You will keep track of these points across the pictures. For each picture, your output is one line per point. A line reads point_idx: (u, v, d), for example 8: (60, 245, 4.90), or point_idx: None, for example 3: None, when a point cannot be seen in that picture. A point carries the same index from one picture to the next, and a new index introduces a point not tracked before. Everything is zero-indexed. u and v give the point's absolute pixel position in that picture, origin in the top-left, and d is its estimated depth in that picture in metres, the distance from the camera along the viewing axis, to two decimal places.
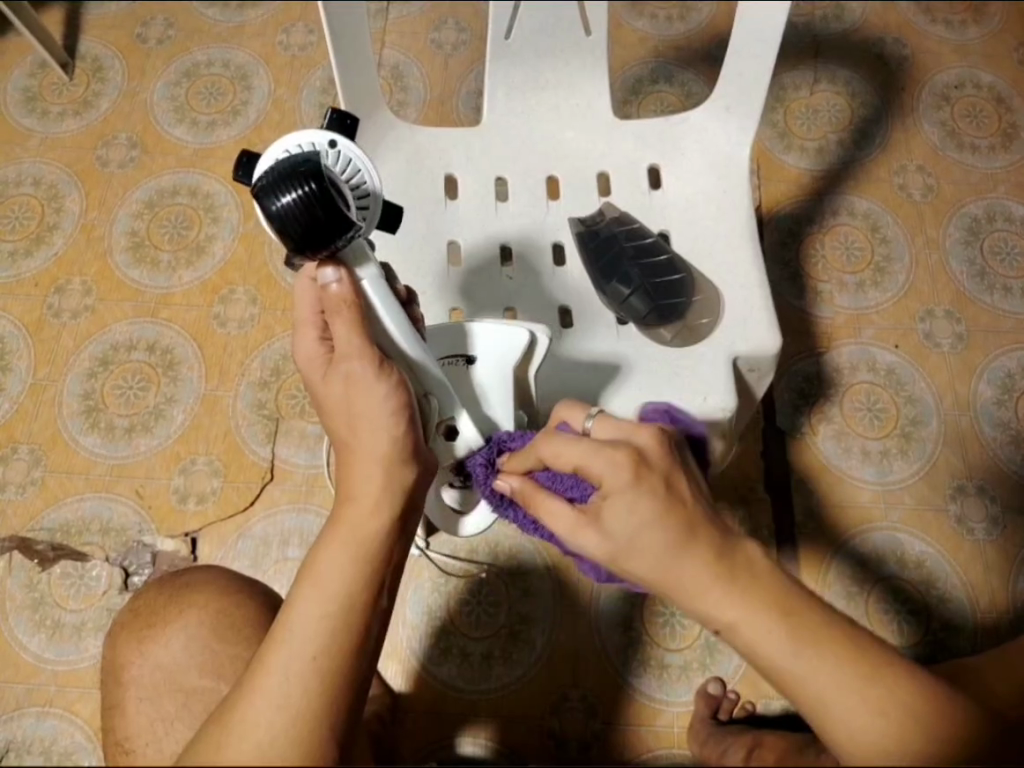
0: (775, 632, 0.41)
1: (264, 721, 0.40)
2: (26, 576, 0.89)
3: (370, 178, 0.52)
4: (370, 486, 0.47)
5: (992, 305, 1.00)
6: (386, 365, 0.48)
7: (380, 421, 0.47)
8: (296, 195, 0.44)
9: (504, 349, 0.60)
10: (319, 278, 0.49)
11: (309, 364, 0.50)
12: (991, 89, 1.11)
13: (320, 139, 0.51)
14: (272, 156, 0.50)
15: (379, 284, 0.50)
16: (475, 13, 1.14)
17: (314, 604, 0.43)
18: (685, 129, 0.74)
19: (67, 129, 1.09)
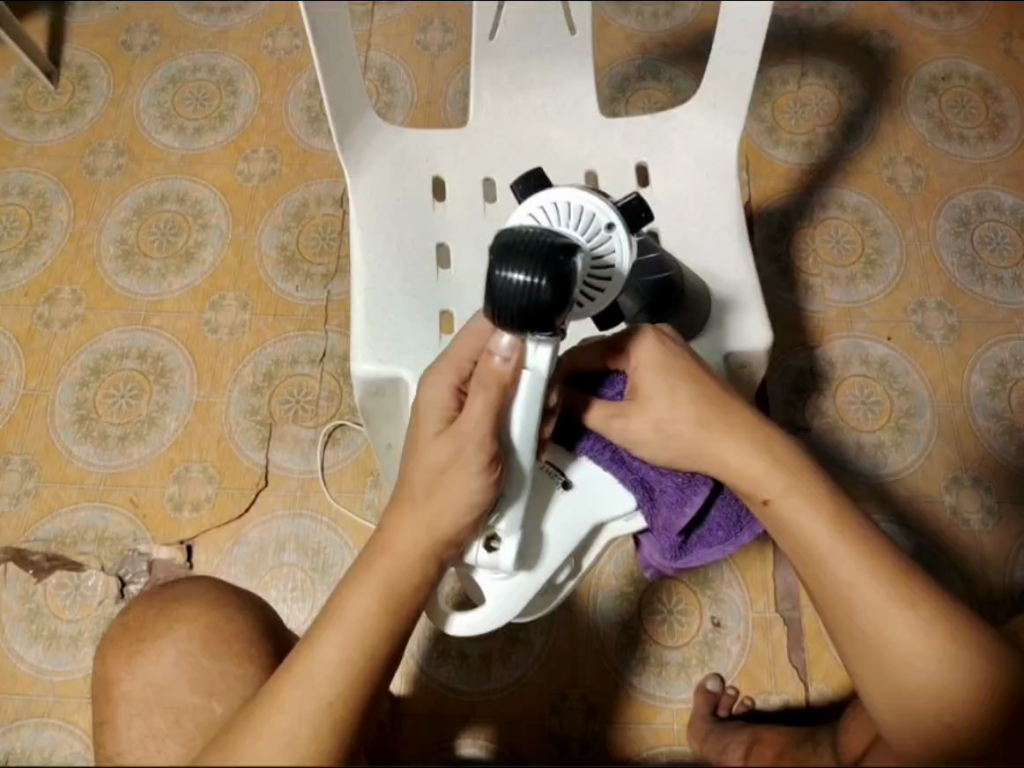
0: (815, 511, 0.52)
1: (265, 756, 0.43)
2: (22, 587, 0.89)
3: (619, 260, 0.52)
4: (410, 547, 0.50)
5: (984, 295, 1.00)
6: (492, 466, 0.49)
7: (450, 508, 0.49)
8: (527, 277, 0.41)
9: (603, 503, 0.61)
10: (494, 342, 0.46)
11: (432, 406, 0.50)
12: (978, 79, 1.11)
13: (600, 209, 0.51)
14: (549, 199, 0.52)
15: (534, 393, 0.47)
16: (460, 12, 1.14)
17: (335, 648, 0.47)
18: (672, 127, 0.73)
19: (53, 138, 1.08)
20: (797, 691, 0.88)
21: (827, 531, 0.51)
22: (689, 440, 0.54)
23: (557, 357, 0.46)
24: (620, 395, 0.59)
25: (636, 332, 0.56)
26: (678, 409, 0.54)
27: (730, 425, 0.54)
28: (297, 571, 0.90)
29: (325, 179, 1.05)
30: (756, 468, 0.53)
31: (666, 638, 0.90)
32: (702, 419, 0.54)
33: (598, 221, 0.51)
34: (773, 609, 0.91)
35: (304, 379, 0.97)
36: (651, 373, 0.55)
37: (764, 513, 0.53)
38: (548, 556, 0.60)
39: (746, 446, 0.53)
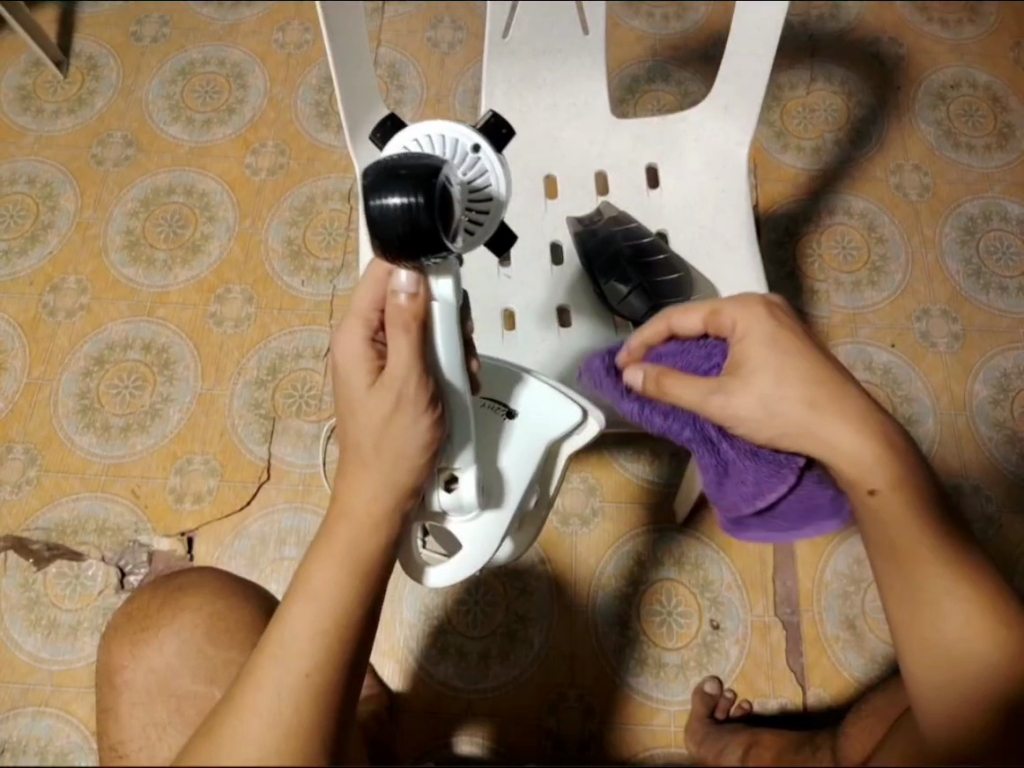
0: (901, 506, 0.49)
1: (252, 739, 0.42)
2: (22, 575, 0.89)
3: (496, 184, 0.50)
4: (368, 505, 0.48)
5: (989, 304, 1.00)
6: (432, 401, 0.48)
7: (408, 454, 0.48)
8: (403, 200, 0.41)
9: (550, 420, 0.60)
10: (393, 280, 0.46)
11: (351, 360, 0.48)
12: (986, 88, 1.11)
13: (460, 136, 0.50)
14: (415, 133, 0.50)
15: (449, 312, 0.48)
16: (471, 10, 1.14)
17: (308, 619, 0.46)
18: (683, 128, 0.73)
19: (61, 127, 1.08)
20: (794, 695, 0.88)
21: (900, 521, 0.49)
22: (795, 417, 0.49)
23: (458, 285, 0.49)
24: (716, 368, 0.55)
25: (741, 301, 0.53)
26: (784, 388, 0.50)
27: (844, 411, 0.49)
28: (297, 566, 0.90)
29: (333, 175, 1.05)
30: (868, 458, 0.49)
31: (665, 639, 0.90)
32: (812, 399, 0.49)
33: (463, 145, 0.49)
34: (772, 613, 0.91)
35: (308, 373, 0.97)
36: (757, 346, 0.51)
37: (864, 501, 0.50)
38: (512, 486, 0.59)
39: (855, 429, 0.49)
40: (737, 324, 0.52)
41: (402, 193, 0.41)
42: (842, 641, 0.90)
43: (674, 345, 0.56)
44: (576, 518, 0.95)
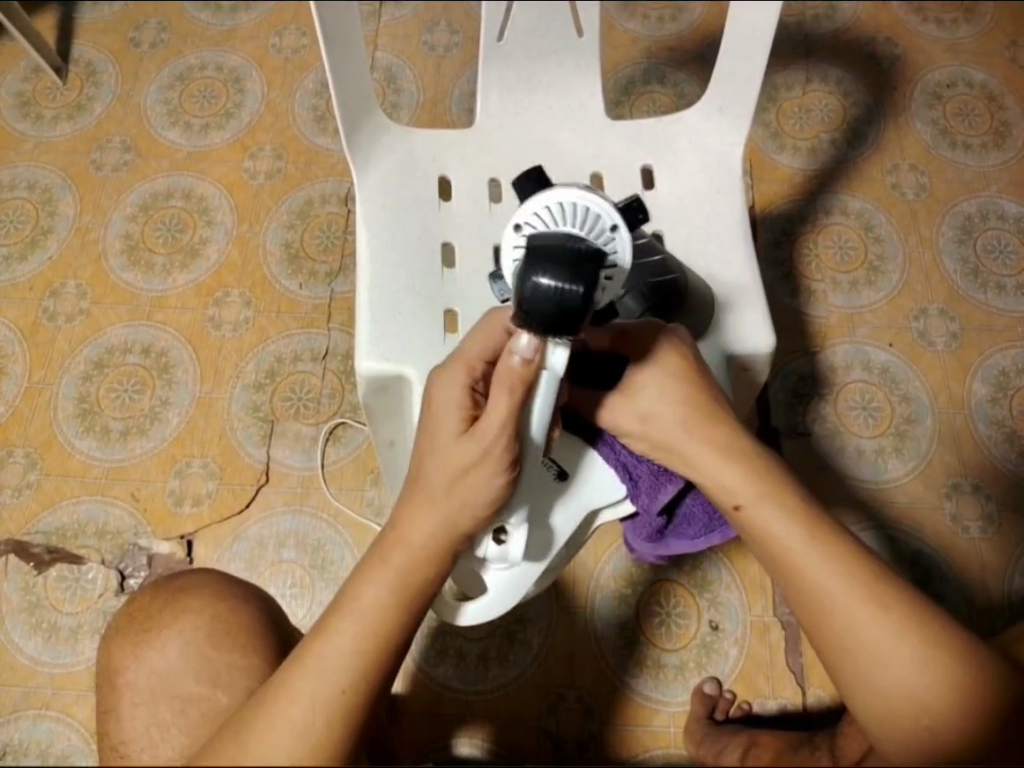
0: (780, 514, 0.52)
1: (278, 748, 0.43)
2: (22, 579, 0.89)
3: (622, 259, 0.50)
4: (425, 542, 0.50)
5: (986, 303, 1.00)
6: (512, 465, 0.49)
7: (473, 506, 0.50)
8: (556, 282, 0.42)
9: (602, 492, 0.60)
10: (512, 341, 0.46)
11: (443, 405, 0.50)
12: (982, 87, 1.11)
13: (604, 212, 0.50)
14: (546, 200, 0.50)
15: (552, 385, 0.47)
16: (467, 13, 1.14)
17: (353, 638, 0.47)
18: (677, 129, 0.74)
19: (61, 133, 1.09)
20: (794, 695, 0.88)
21: (771, 526, 0.52)
22: (667, 433, 0.55)
23: (568, 358, 0.48)
24: (620, 379, 0.56)
25: (664, 333, 0.57)
26: (666, 401, 0.55)
27: (709, 436, 0.55)
28: (296, 568, 0.90)
29: (330, 178, 1.06)
30: (731, 475, 0.54)
31: (664, 639, 0.90)
32: (685, 419, 0.55)
33: (604, 221, 0.49)
34: (771, 613, 0.91)
35: (305, 376, 0.97)
36: (650, 372, 0.56)
37: (732, 516, 0.54)
38: (558, 544, 0.59)
39: (719, 453, 0.54)
40: (642, 352, 0.57)
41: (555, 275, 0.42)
42: None
43: (607, 351, 0.57)
44: None
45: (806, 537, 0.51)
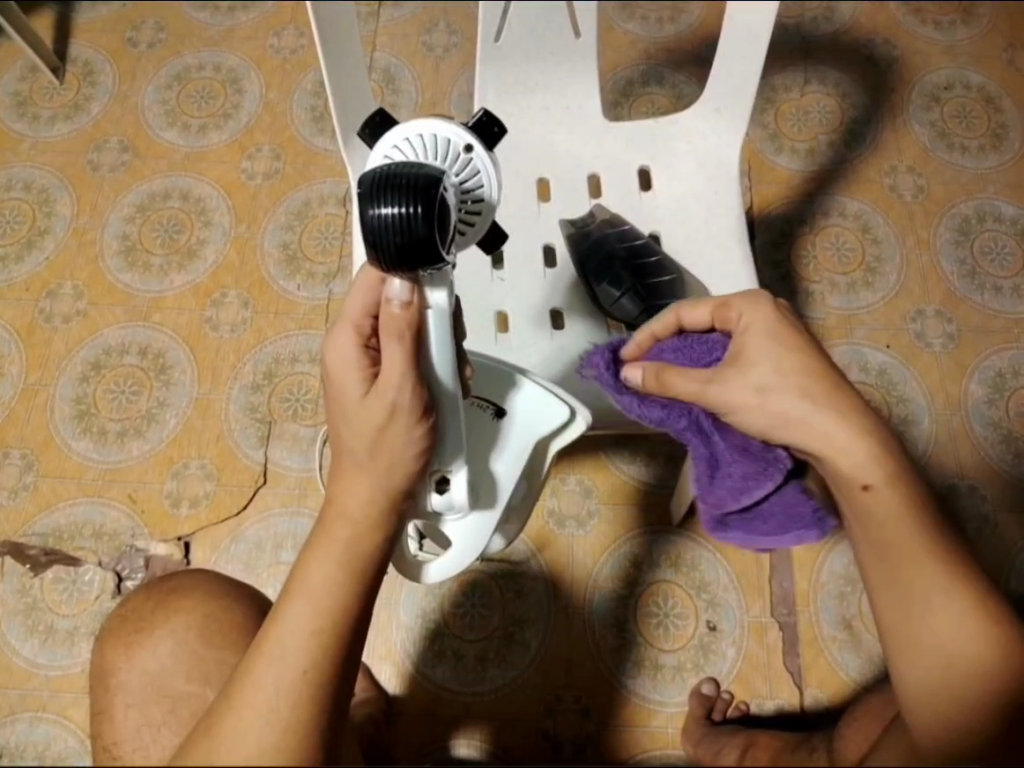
0: (888, 492, 0.48)
1: (250, 735, 0.42)
2: (19, 580, 0.89)
3: (489, 186, 0.48)
4: (364, 506, 0.47)
5: (983, 305, 1.00)
6: (426, 413, 0.47)
7: (400, 464, 0.47)
8: (399, 209, 0.39)
9: (539, 421, 0.60)
10: (386, 287, 0.44)
11: (340, 367, 0.47)
12: (980, 89, 1.11)
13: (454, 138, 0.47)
14: (402, 132, 0.47)
15: (444, 320, 0.46)
16: (465, 15, 1.14)
17: (305, 618, 0.45)
18: (674, 130, 0.74)
19: (57, 133, 1.09)
20: (791, 696, 0.88)
21: (887, 491, 0.48)
22: (784, 402, 0.50)
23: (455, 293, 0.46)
24: (716, 361, 0.56)
25: (752, 297, 0.54)
26: (782, 376, 0.51)
27: (835, 405, 0.50)
28: (294, 569, 0.90)
29: (328, 179, 1.05)
30: (858, 451, 0.49)
31: (662, 640, 0.90)
32: (806, 389, 0.50)
33: (455, 146, 0.47)
34: (769, 614, 0.91)
35: (303, 377, 0.97)
36: (757, 340, 0.52)
37: (855, 497, 0.49)
38: (505, 487, 0.59)
39: (846, 424, 0.49)
40: (743, 318, 0.53)
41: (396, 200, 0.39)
42: (839, 641, 0.90)
43: (676, 340, 0.57)
44: (572, 520, 0.95)
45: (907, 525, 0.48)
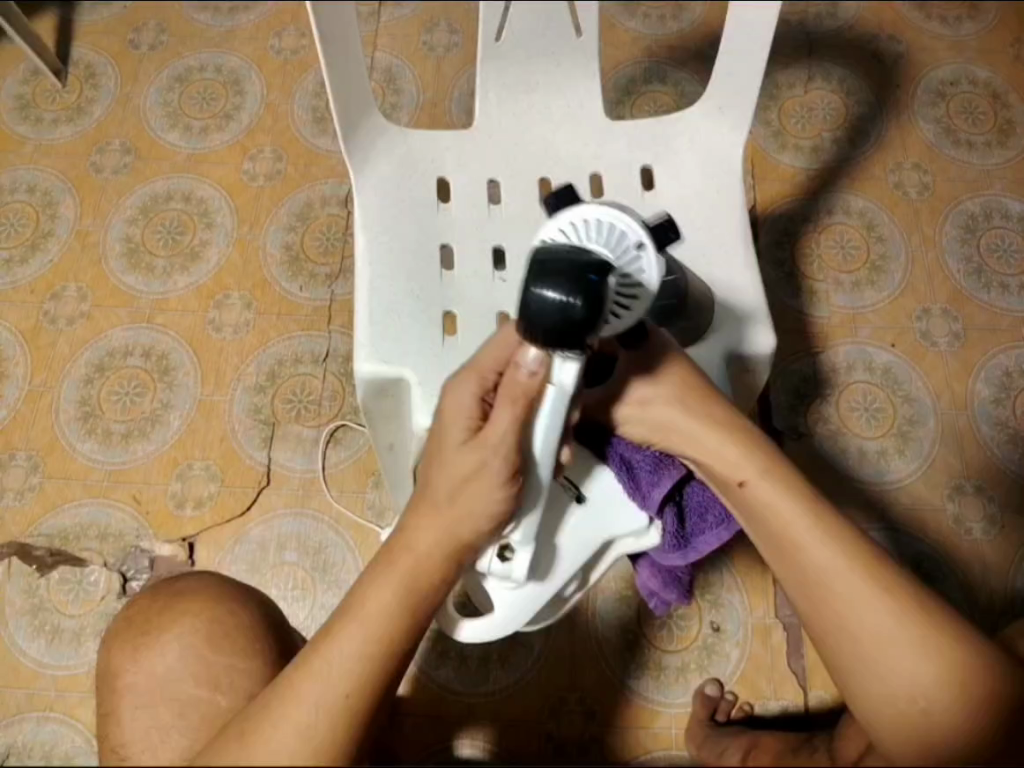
0: (772, 490, 0.54)
1: (290, 748, 0.44)
2: (25, 582, 0.90)
3: (648, 276, 0.51)
4: (430, 549, 0.50)
5: (989, 303, 1.00)
6: (515, 476, 0.49)
7: (472, 520, 0.50)
8: (562, 297, 0.41)
9: (611, 523, 0.62)
10: (522, 353, 0.45)
11: (455, 415, 0.50)
12: (987, 85, 1.10)
13: (631, 229, 0.50)
14: (581, 214, 0.50)
15: (558, 403, 0.46)
16: (466, 13, 1.14)
17: (357, 642, 0.48)
18: (676, 130, 0.73)
19: (60, 135, 1.09)
20: (795, 697, 0.88)
21: (770, 490, 0.54)
22: (663, 414, 0.57)
23: (583, 376, 0.45)
24: (616, 378, 0.58)
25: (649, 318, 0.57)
26: (661, 390, 0.57)
27: (708, 413, 0.57)
28: (298, 570, 0.90)
29: (330, 180, 1.05)
30: (729, 455, 0.55)
31: (665, 641, 0.90)
32: (684, 399, 0.57)
33: (629, 240, 0.50)
34: (773, 615, 0.91)
35: (306, 379, 0.97)
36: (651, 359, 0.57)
37: (735, 495, 0.55)
38: (558, 569, 0.62)
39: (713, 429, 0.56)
40: (636, 336, 0.57)
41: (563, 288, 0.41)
42: None
43: None
44: None
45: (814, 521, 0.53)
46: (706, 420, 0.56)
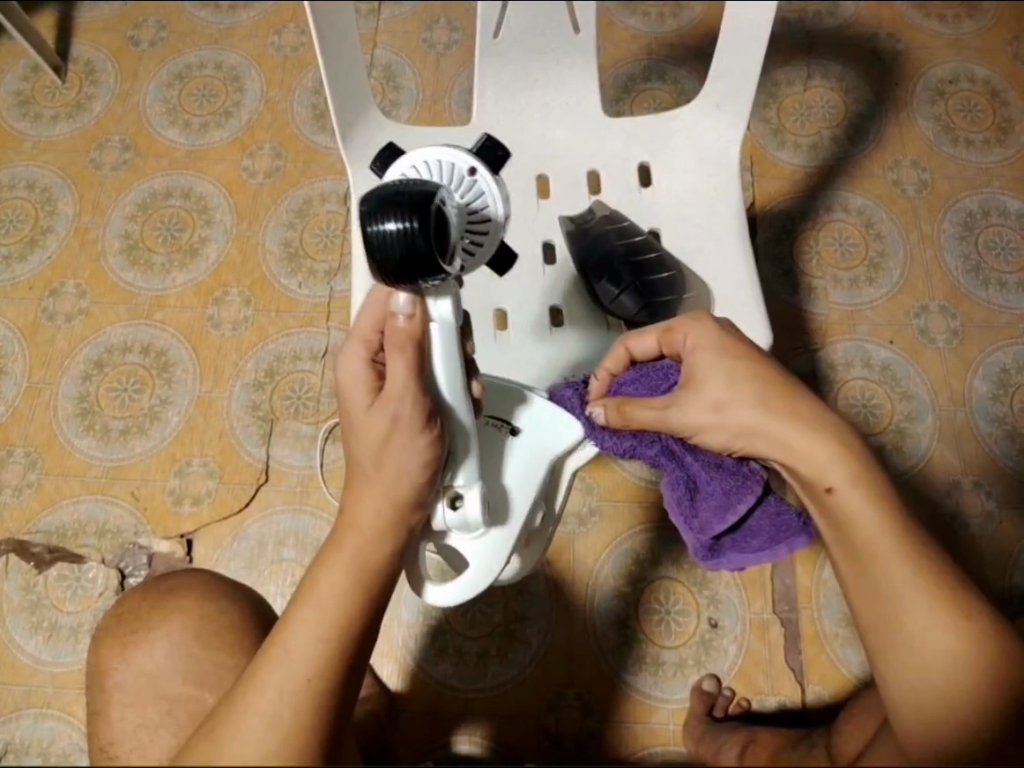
0: (855, 490, 0.50)
1: (253, 739, 0.42)
2: (23, 578, 0.90)
3: (493, 207, 0.55)
4: (376, 518, 0.48)
5: (988, 300, 1.00)
6: (429, 420, 0.49)
7: (407, 474, 0.48)
8: (400, 225, 0.43)
9: (551, 438, 0.61)
10: (392, 300, 0.48)
11: (350, 383, 0.49)
12: (985, 83, 1.10)
13: (460, 163, 0.55)
14: (411, 160, 0.55)
15: (447, 332, 0.50)
16: (466, 11, 1.14)
17: (313, 626, 0.46)
18: (675, 125, 0.73)
19: (59, 132, 1.09)
20: (793, 693, 0.88)
21: (851, 485, 0.50)
22: (742, 417, 0.54)
23: (456, 305, 0.50)
24: (673, 385, 0.60)
25: (696, 318, 0.57)
26: (735, 390, 0.54)
27: (794, 412, 0.53)
28: (296, 566, 0.90)
29: (330, 177, 1.06)
30: (818, 453, 0.51)
31: (663, 638, 0.90)
32: (764, 400, 0.54)
33: (460, 168, 0.54)
34: (771, 611, 0.91)
35: (305, 375, 0.97)
36: (707, 358, 0.56)
37: (822, 500, 0.51)
38: (518, 507, 0.58)
39: (806, 428, 0.52)
40: (689, 340, 0.57)
41: (399, 216, 0.43)
42: (842, 638, 0.89)
43: (632, 371, 0.61)
44: (573, 518, 0.95)
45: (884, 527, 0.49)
46: (788, 415, 0.53)
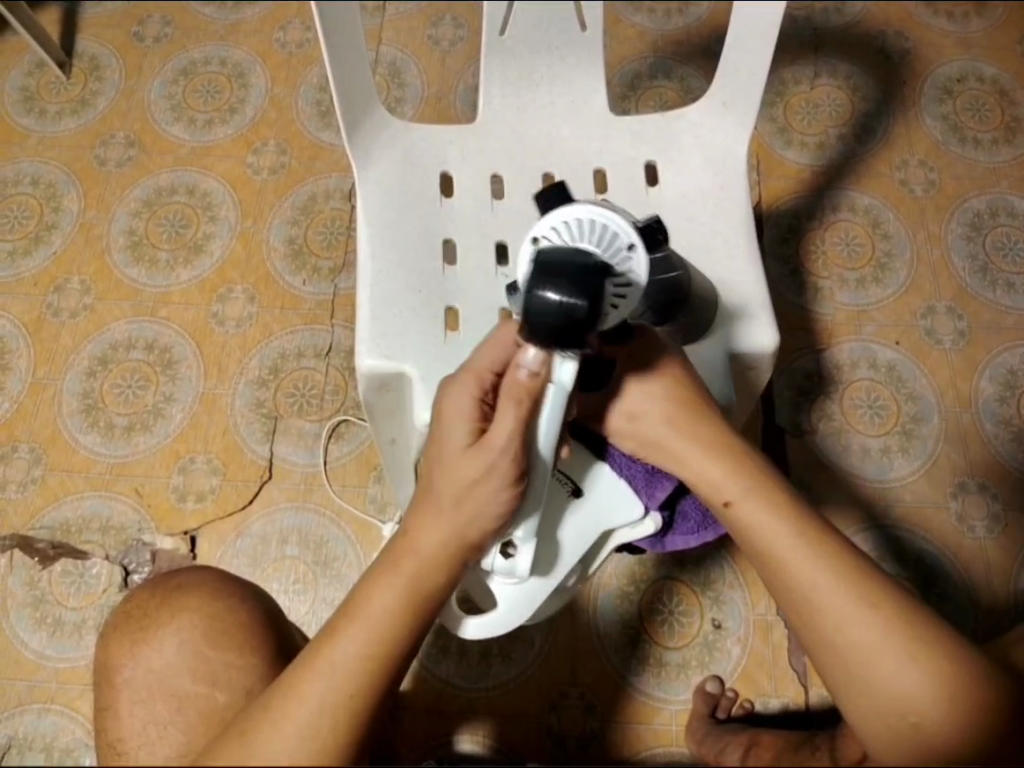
0: (757, 506, 0.54)
1: (285, 747, 0.44)
2: (27, 574, 0.90)
3: (637, 269, 0.49)
4: (435, 549, 0.51)
5: (994, 301, 0.99)
6: (518, 478, 0.50)
7: (479, 521, 0.51)
8: (563, 299, 0.42)
9: (615, 510, 0.62)
10: (522, 353, 0.46)
11: (452, 415, 0.51)
12: (994, 82, 1.09)
13: (623, 234, 0.49)
14: (563, 216, 0.50)
15: (560, 400, 0.47)
16: (473, 8, 1.13)
17: (358, 643, 0.48)
18: (681, 124, 0.73)
19: (64, 128, 1.09)
20: (796, 694, 0.88)
21: (761, 512, 0.54)
22: (650, 430, 0.58)
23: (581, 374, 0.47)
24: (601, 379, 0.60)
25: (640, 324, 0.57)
26: (653, 402, 0.57)
27: (696, 436, 0.57)
28: (299, 565, 0.90)
29: (334, 174, 1.05)
30: (712, 474, 0.56)
31: (666, 638, 0.90)
32: (671, 417, 0.57)
33: (620, 241, 0.49)
34: (774, 613, 0.91)
35: (308, 373, 0.97)
36: (647, 378, 0.58)
37: (723, 514, 0.56)
38: (564, 563, 0.62)
39: (703, 450, 0.56)
40: (637, 348, 0.57)
41: (564, 290, 0.42)
42: None
43: None
44: None
45: (784, 528, 0.53)
46: (698, 438, 0.57)
